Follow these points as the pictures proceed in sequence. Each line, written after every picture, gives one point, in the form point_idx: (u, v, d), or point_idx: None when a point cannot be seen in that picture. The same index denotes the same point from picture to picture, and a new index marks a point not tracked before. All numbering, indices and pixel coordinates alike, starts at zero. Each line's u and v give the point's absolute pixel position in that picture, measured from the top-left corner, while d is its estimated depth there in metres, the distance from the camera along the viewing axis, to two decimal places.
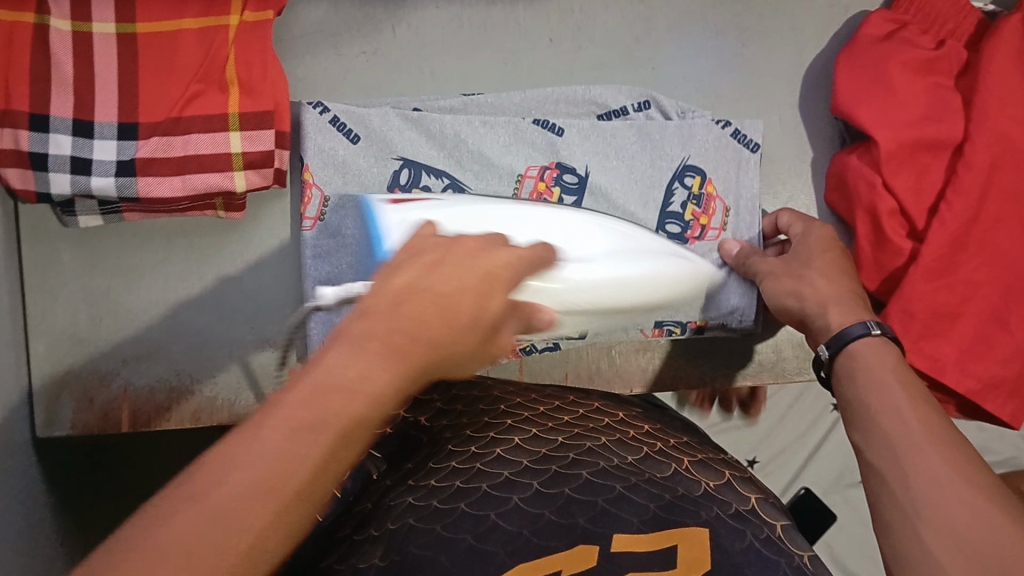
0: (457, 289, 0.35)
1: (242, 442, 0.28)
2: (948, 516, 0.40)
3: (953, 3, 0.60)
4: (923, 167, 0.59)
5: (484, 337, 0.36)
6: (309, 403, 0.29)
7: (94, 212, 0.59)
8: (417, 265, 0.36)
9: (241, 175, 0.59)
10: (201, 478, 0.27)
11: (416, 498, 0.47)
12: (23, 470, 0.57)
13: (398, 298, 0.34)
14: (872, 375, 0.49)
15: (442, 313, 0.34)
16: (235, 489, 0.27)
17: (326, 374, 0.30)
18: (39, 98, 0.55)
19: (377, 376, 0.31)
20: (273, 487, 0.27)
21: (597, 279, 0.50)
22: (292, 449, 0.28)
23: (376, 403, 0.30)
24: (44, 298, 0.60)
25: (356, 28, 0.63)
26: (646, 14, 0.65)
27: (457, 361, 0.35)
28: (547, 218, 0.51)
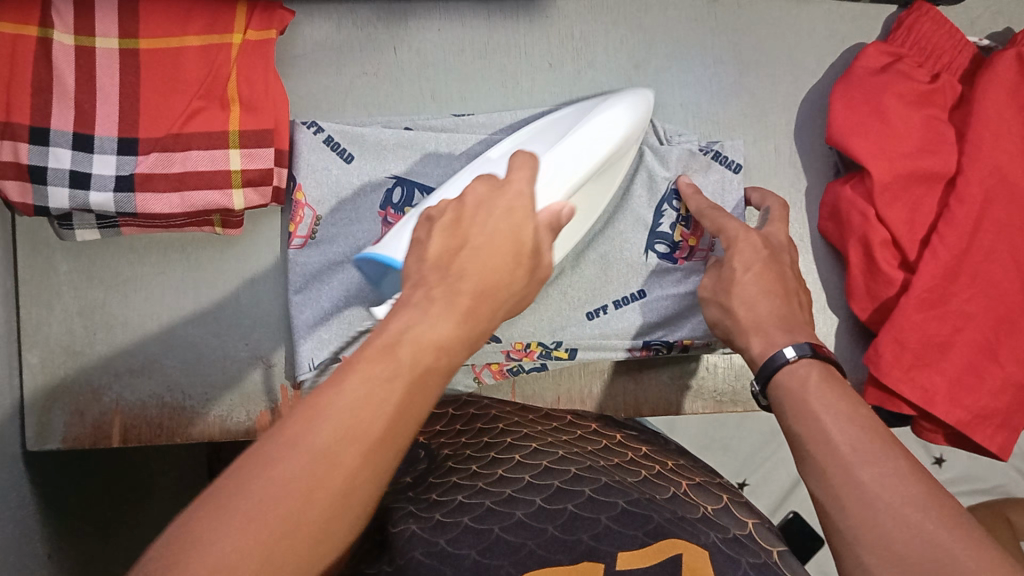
0: (508, 227, 0.42)
1: (332, 392, 0.33)
2: (884, 533, 0.40)
3: (948, 37, 0.61)
4: (918, 199, 0.59)
5: (530, 268, 0.42)
6: (387, 357, 0.35)
7: (91, 226, 0.59)
8: (444, 232, 0.43)
9: (240, 193, 0.59)
10: (299, 420, 0.33)
11: (419, 508, 0.48)
12: (12, 483, 0.57)
13: (444, 262, 0.41)
14: (797, 403, 0.49)
15: (492, 259, 0.41)
16: (332, 423, 0.33)
17: (402, 332, 0.37)
18: (39, 111, 0.55)
19: (449, 333, 0.38)
20: (366, 424, 0.33)
21: (579, 148, 0.52)
22: (375, 393, 0.34)
23: (447, 356, 0.38)
24: (38, 310, 0.60)
25: (358, 48, 0.64)
26: (645, 39, 0.66)
27: (512, 288, 0.41)
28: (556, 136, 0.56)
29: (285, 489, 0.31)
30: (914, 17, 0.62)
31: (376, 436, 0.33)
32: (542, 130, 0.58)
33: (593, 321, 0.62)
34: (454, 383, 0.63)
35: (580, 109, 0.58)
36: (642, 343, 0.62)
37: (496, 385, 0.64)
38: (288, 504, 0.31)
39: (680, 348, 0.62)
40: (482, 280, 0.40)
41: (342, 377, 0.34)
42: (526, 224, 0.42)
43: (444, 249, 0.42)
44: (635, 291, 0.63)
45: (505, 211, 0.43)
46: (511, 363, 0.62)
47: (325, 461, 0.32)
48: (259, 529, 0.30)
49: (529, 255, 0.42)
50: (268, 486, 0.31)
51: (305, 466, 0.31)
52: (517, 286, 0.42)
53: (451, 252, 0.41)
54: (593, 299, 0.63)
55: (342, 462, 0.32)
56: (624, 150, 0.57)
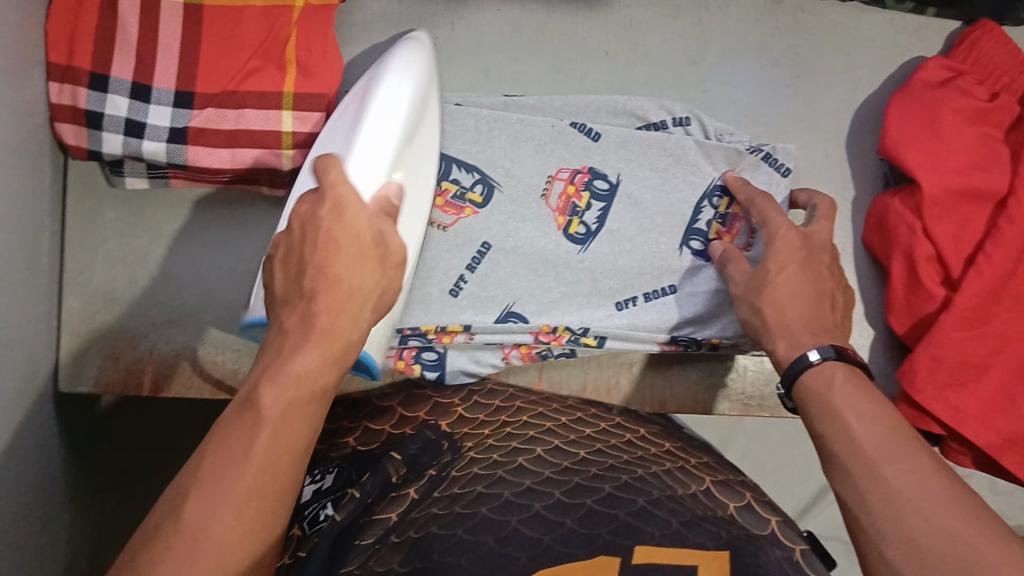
0: (353, 227, 0.45)
1: (202, 457, 0.39)
2: (907, 529, 0.40)
3: (1010, 57, 0.60)
4: (966, 216, 0.58)
5: (379, 259, 0.46)
6: (247, 408, 0.40)
7: (141, 175, 0.60)
8: (284, 262, 0.46)
9: (288, 155, 0.60)
10: (174, 498, 0.38)
11: (440, 508, 0.47)
12: (43, 420, 0.58)
13: (299, 285, 0.44)
14: (825, 405, 0.48)
15: (337, 283, 0.44)
16: (203, 488, 0.37)
17: (255, 382, 0.41)
18: (101, 58, 0.56)
19: (310, 364, 0.41)
20: (235, 482, 0.38)
21: (376, 129, 0.50)
22: (239, 448, 0.38)
23: (312, 384, 0.41)
24: (83, 253, 0.61)
25: (415, 22, 0.64)
26: (702, 37, 0.66)
27: (359, 288, 0.44)
28: (337, 124, 0.55)
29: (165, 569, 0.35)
30: (979, 33, 0.62)
31: (246, 490, 0.38)
32: (347, 110, 0.54)
33: (621, 312, 0.62)
34: (480, 362, 0.62)
35: (365, 83, 0.55)
36: (670, 336, 0.61)
37: (524, 368, 0.64)
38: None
39: (708, 347, 0.62)
40: (333, 295, 0.43)
41: (214, 444, 0.39)
42: (356, 216, 0.46)
43: (286, 277, 0.45)
44: (665, 287, 0.63)
45: (342, 216, 0.45)
46: (539, 346, 0.61)
47: (196, 532, 0.36)
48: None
49: (373, 249, 0.46)
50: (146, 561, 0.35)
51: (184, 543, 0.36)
52: (367, 282, 0.45)
53: (300, 272, 0.45)
54: (623, 290, 0.62)
55: (212, 523, 0.37)
56: (422, 106, 0.54)
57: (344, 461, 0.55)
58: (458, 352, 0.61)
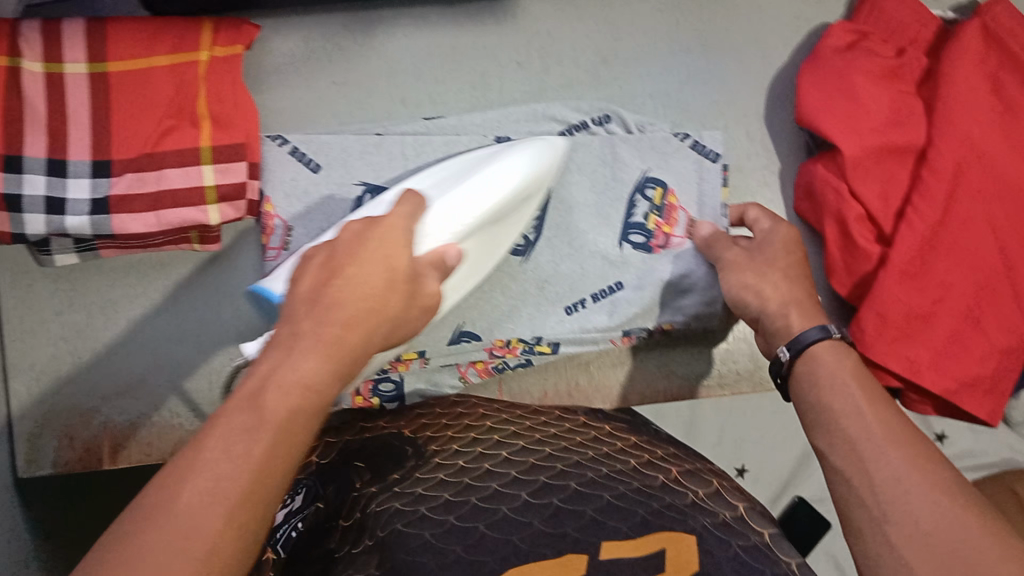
0: (377, 254, 0.41)
1: (193, 454, 0.32)
2: (917, 517, 0.40)
3: (910, 13, 0.62)
4: (891, 172, 0.59)
5: (405, 292, 0.41)
6: (248, 408, 0.34)
7: (70, 249, 0.59)
8: (315, 270, 0.40)
9: (216, 209, 0.59)
10: (160, 488, 0.31)
11: (404, 504, 0.48)
12: (5, 514, 0.57)
13: (314, 296, 0.39)
14: (830, 376, 0.49)
15: (360, 291, 0.39)
16: (194, 488, 0.31)
17: (267, 375, 0.35)
18: (12, 139, 0.55)
19: (315, 371, 0.35)
20: (230, 485, 0.31)
21: (466, 199, 0.52)
22: (234, 447, 0.32)
23: (317, 394, 0.35)
24: (22, 339, 0.60)
25: (324, 59, 0.64)
26: (610, 34, 0.66)
27: (386, 311, 0.39)
28: (437, 176, 0.56)
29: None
30: None
31: (239, 497, 0.31)
32: (449, 171, 0.57)
33: (572, 316, 0.62)
34: (439, 385, 0.62)
35: (484, 155, 0.57)
36: (624, 332, 0.62)
37: (482, 383, 0.63)
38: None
39: (661, 333, 0.63)
40: (348, 313, 0.38)
41: (208, 433, 0.33)
42: (397, 251, 0.41)
43: (316, 281, 0.40)
44: (612, 284, 0.63)
45: (375, 246, 0.41)
46: (495, 361, 0.62)
47: (176, 533, 0.30)
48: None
49: (403, 286, 0.41)
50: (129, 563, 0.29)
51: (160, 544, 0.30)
52: (393, 312, 0.40)
53: (316, 286, 0.39)
54: (570, 294, 0.62)
55: (201, 530, 0.30)
56: (522, 201, 0.55)
57: (311, 478, 0.54)
58: (416, 377, 0.62)
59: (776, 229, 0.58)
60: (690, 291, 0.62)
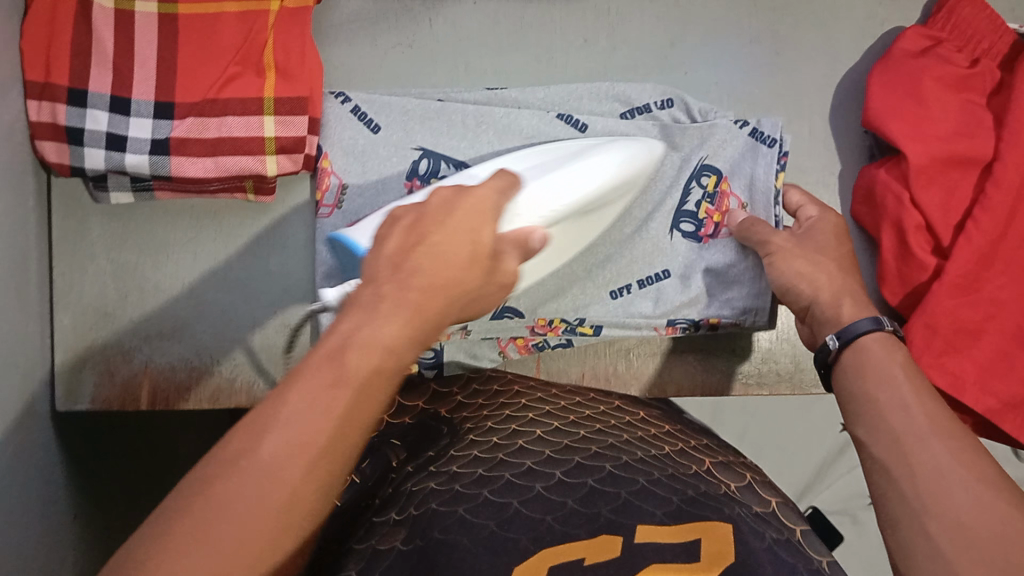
0: (456, 228, 0.41)
1: (277, 405, 0.34)
2: (954, 511, 0.41)
3: (989, 23, 0.60)
4: (954, 183, 0.59)
5: (487, 269, 0.41)
6: (331, 363, 0.35)
7: (126, 188, 0.60)
8: (403, 231, 0.41)
9: (273, 160, 0.59)
10: (250, 432, 0.34)
11: (439, 483, 0.49)
12: (41, 441, 0.57)
13: (399, 260, 0.39)
14: (881, 368, 0.49)
15: (446, 260, 0.39)
16: (281, 437, 0.33)
17: (349, 334, 0.36)
18: (78, 73, 0.56)
19: (396, 331, 0.36)
20: (311, 438, 0.33)
21: (561, 184, 0.53)
22: (320, 404, 0.34)
23: (394, 357, 0.36)
24: (71, 272, 0.61)
25: (393, 20, 0.64)
26: (679, 19, 0.66)
27: (466, 288, 0.40)
28: (523, 158, 0.57)
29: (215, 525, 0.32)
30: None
31: (320, 449, 0.34)
32: (540, 155, 0.57)
33: (617, 301, 0.62)
34: (479, 357, 0.63)
35: (579, 145, 0.58)
36: (668, 322, 0.61)
37: (521, 360, 0.64)
38: (232, 535, 0.32)
39: (707, 328, 0.62)
40: (436, 278, 0.38)
41: (291, 386, 0.34)
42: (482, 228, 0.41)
43: (401, 244, 0.40)
44: (659, 272, 0.63)
45: (466, 214, 0.42)
46: (536, 338, 0.62)
47: (260, 478, 0.33)
48: (201, 547, 0.31)
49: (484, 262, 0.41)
50: (220, 498, 0.32)
51: (246, 490, 0.32)
52: (471, 288, 0.40)
53: (404, 248, 0.40)
54: (617, 278, 0.62)
55: (284, 477, 0.33)
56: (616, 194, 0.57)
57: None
58: (457, 348, 0.62)
59: (826, 216, 0.59)
60: (739, 283, 0.62)
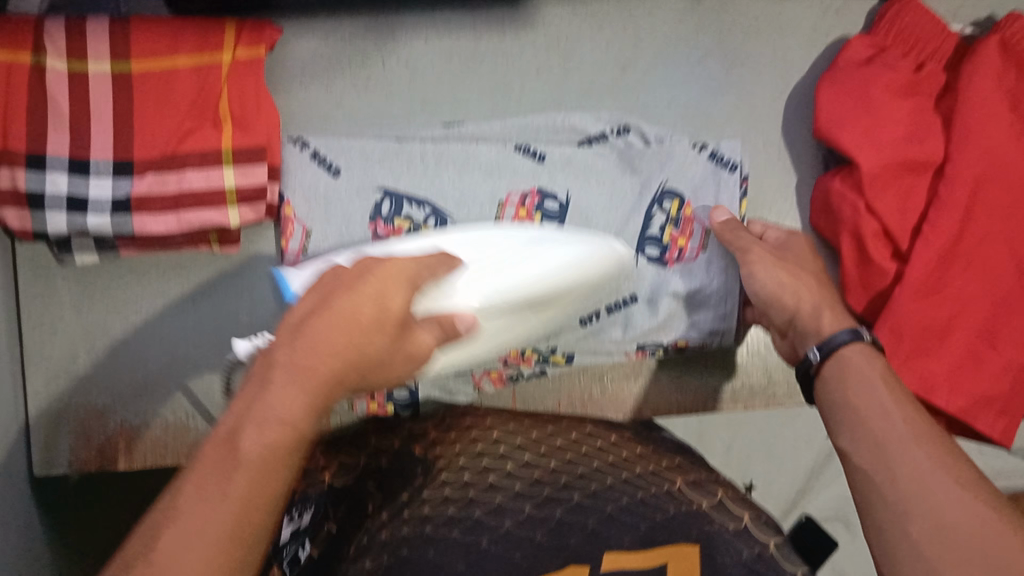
0: (365, 294, 0.39)
1: (177, 494, 0.34)
2: (936, 513, 0.41)
3: (932, 27, 0.61)
4: (909, 187, 0.60)
5: (395, 335, 0.40)
6: (227, 449, 0.35)
7: (89, 249, 0.59)
8: (315, 295, 0.40)
9: (235, 210, 0.59)
10: (149, 533, 0.34)
11: (414, 533, 0.50)
12: (21, 508, 0.57)
13: (299, 325, 0.38)
14: (860, 375, 0.49)
15: (348, 327, 0.38)
16: (177, 530, 0.33)
17: (244, 414, 0.35)
18: (35, 136, 0.56)
19: (294, 406, 0.35)
20: (210, 527, 0.33)
21: (496, 274, 0.48)
22: (216, 491, 0.34)
23: (294, 430, 0.35)
24: (40, 335, 0.60)
25: (347, 62, 0.64)
26: (631, 42, 0.66)
27: (369, 354, 0.39)
28: (470, 239, 0.51)
29: None
30: (897, 8, 0.62)
31: (218, 537, 0.33)
32: (491, 240, 0.51)
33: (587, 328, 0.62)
34: (453, 393, 0.63)
35: (530, 236, 0.52)
36: (637, 346, 0.62)
37: (497, 393, 0.64)
38: None
39: (675, 350, 0.63)
40: (336, 346, 0.37)
41: (192, 477, 0.35)
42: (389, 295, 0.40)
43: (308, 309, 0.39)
44: (625, 297, 0.63)
45: (377, 281, 0.40)
46: (509, 369, 0.62)
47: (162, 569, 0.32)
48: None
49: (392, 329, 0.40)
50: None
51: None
52: (378, 355, 0.39)
53: (309, 312, 0.38)
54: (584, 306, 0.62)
55: (179, 567, 0.32)
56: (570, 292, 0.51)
57: (320, 495, 0.54)
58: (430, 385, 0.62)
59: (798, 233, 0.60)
60: (707, 306, 0.63)
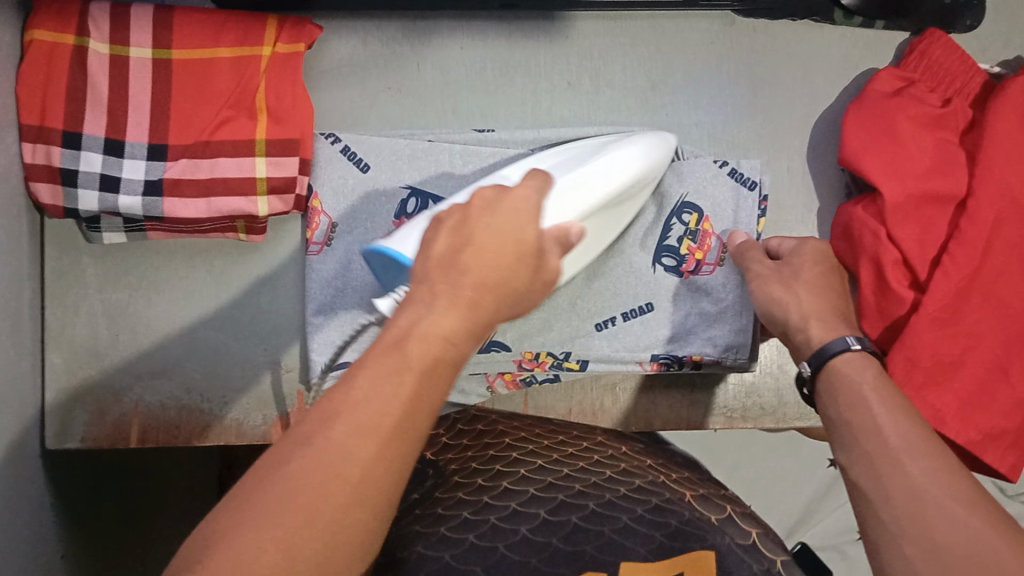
0: (511, 224, 0.40)
1: (346, 390, 0.34)
2: (931, 529, 0.39)
3: (960, 63, 0.62)
4: (929, 218, 0.60)
5: (533, 266, 0.40)
6: (393, 351, 0.35)
7: (119, 229, 0.61)
8: (449, 231, 0.40)
9: (264, 200, 0.60)
10: (317, 419, 0.33)
11: (424, 526, 0.52)
12: (34, 479, 0.57)
13: (449, 258, 0.39)
14: (849, 391, 0.48)
15: (496, 251, 0.39)
16: (346, 420, 0.33)
17: (407, 329, 0.36)
18: (74, 116, 0.57)
19: (453, 322, 0.36)
20: (378, 418, 0.33)
21: (589, 179, 0.54)
22: (388, 384, 0.34)
23: (454, 347, 0.36)
24: (63, 311, 0.61)
25: (381, 65, 0.66)
26: (660, 63, 0.67)
27: (515, 284, 0.39)
28: (559, 153, 0.58)
29: (289, 495, 0.31)
30: (926, 43, 0.64)
31: (388, 429, 0.33)
32: (567, 154, 0.59)
33: (601, 333, 0.63)
34: (467, 393, 0.63)
35: (596, 143, 0.60)
36: (652, 357, 0.62)
37: (509, 396, 0.65)
38: (302, 513, 0.31)
39: (690, 365, 0.63)
40: (485, 262, 0.38)
41: (359, 373, 0.34)
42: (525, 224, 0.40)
43: (450, 244, 0.40)
44: (642, 305, 0.64)
45: (506, 212, 0.41)
46: (523, 373, 0.63)
47: (334, 455, 0.32)
48: (283, 533, 0.30)
49: (529, 254, 0.40)
50: (292, 481, 0.31)
51: (317, 465, 0.32)
52: (521, 285, 0.39)
53: (452, 250, 0.39)
54: (600, 311, 0.63)
55: (354, 456, 0.32)
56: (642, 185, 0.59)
57: None
58: None
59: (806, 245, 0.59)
60: (722, 316, 0.63)
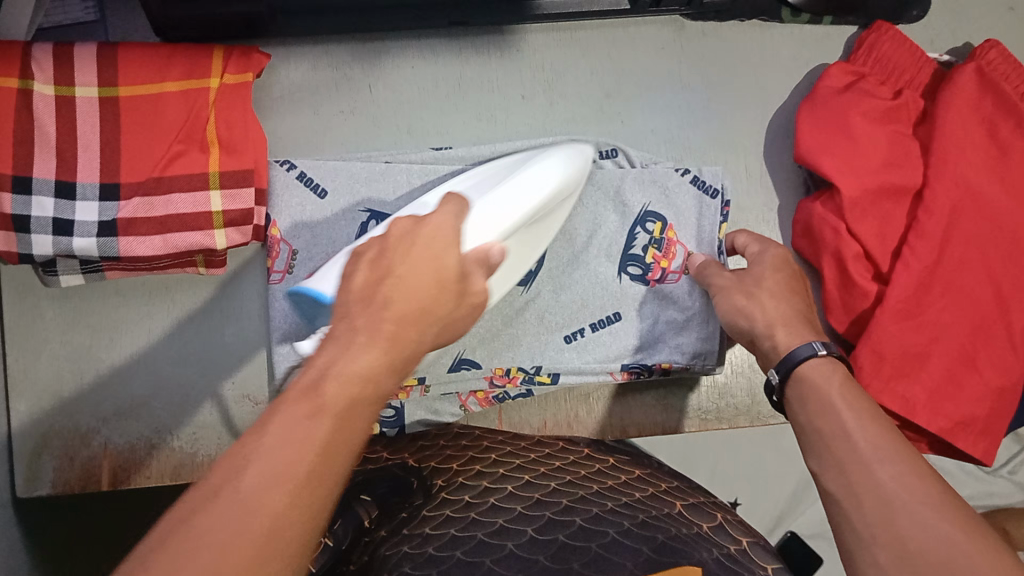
0: (430, 253, 0.42)
1: (258, 438, 0.31)
2: (902, 536, 0.39)
3: (909, 56, 0.63)
4: (887, 212, 0.61)
5: (456, 291, 0.42)
6: (309, 396, 0.33)
7: (76, 271, 0.59)
8: (368, 265, 0.41)
9: (222, 233, 0.59)
10: (225, 469, 0.30)
11: (411, 547, 0.50)
12: (6, 529, 0.57)
13: (368, 293, 0.39)
14: (819, 398, 0.48)
15: (413, 284, 0.40)
16: (258, 467, 0.30)
17: (324, 369, 0.34)
18: (22, 159, 0.56)
19: (371, 363, 0.35)
20: (291, 466, 0.30)
21: (506, 197, 0.51)
22: (297, 429, 0.31)
23: (372, 388, 0.35)
24: (25, 357, 0.60)
25: (333, 89, 0.65)
26: (613, 70, 0.67)
27: (437, 312, 0.40)
28: (479, 179, 0.56)
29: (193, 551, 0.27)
30: (874, 37, 0.64)
31: (301, 477, 0.30)
32: (486, 173, 0.58)
33: (571, 345, 0.63)
34: (440, 413, 0.63)
35: (513, 160, 0.58)
36: (623, 367, 0.62)
37: (482, 413, 0.65)
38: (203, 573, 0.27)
39: (659, 372, 0.63)
40: (407, 296, 0.39)
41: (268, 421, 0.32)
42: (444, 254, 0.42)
43: (367, 280, 0.40)
44: (610, 314, 0.64)
45: (425, 244, 0.42)
46: (496, 390, 0.63)
47: (240, 505, 0.29)
48: None
49: (451, 284, 0.41)
50: (190, 538, 0.28)
51: (224, 518, 0.28)
52: (443, 312, 0.41)
53: (372, 283, 0.40)
54: (570, 322, 0.63)
55: (265, 506, 0.29)
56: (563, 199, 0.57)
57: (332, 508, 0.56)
58: (418, 406, 0.62)
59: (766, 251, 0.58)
60: (689, 323, 0.63)
